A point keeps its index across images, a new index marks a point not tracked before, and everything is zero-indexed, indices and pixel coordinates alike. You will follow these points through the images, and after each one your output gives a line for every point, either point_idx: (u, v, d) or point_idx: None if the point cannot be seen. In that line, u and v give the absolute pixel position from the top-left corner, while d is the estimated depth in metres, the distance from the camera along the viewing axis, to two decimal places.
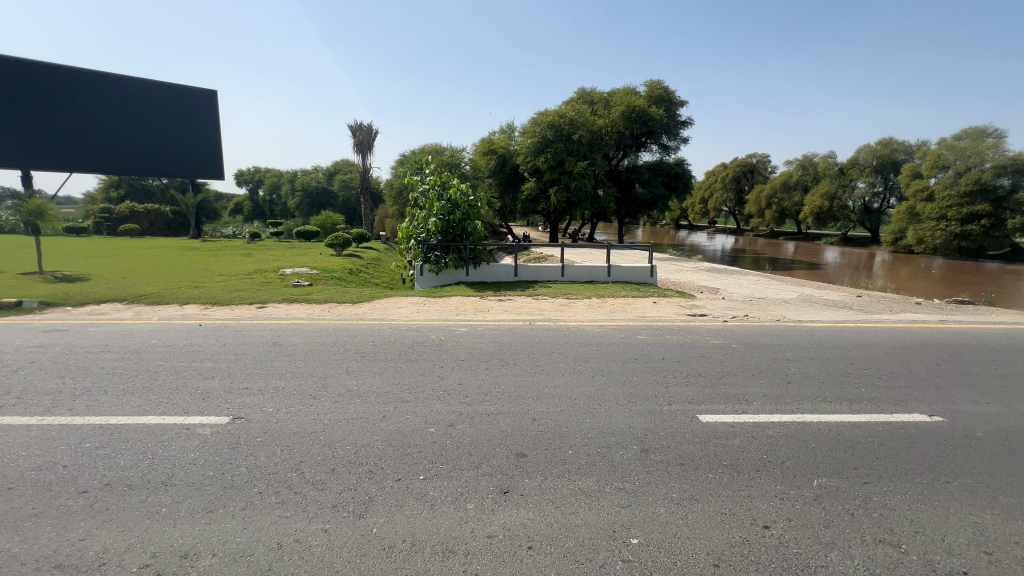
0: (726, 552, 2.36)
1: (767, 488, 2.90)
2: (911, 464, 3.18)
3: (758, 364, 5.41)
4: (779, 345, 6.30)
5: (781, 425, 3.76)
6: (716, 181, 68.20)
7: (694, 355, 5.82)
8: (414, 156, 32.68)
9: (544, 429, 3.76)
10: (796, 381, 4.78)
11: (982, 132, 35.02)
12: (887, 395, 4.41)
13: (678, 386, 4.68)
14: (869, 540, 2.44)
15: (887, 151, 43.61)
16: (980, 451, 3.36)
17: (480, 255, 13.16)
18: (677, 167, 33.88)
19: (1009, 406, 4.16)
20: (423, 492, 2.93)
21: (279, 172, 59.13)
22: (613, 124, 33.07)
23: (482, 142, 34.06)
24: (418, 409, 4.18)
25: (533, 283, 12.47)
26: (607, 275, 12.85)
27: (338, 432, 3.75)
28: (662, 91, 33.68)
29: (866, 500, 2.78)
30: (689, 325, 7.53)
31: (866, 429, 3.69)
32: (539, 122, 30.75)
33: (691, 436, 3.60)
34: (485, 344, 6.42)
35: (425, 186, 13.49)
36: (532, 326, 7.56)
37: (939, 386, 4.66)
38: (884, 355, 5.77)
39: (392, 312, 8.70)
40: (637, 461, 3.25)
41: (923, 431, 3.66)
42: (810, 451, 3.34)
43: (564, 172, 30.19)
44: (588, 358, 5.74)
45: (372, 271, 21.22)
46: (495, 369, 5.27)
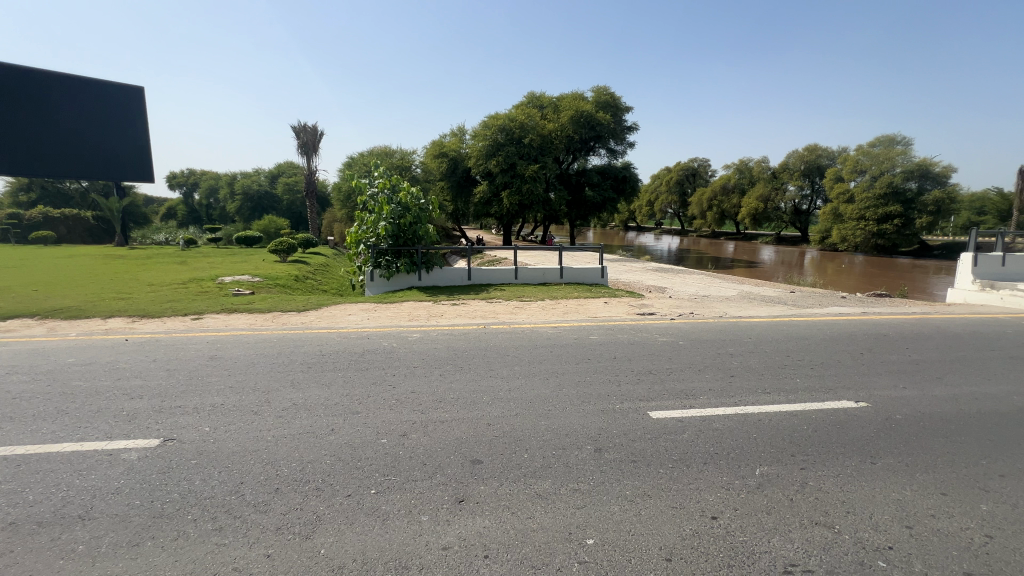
0: (678, 546, 2.43)
1: (713, 480, 3.00)
2: (842, 448, 3.40)
3: (703, 359, 5.65)
4: (722, 340, 6.59)
5: (725, 417, 3.93)
6: (661, 184, 70.99)
7: (643, 353, 5.98)
8: (363, 158, 31.81)
9: (499, 434, 3.73)
10: (738, 375, 5.04)
11: (892, 140, 38.46)
12: (818, 384, 4.72)
13: (629, 384, 4.80)
14: (807, 523, 2.58)
15: (812, 156, 46.89)
16: (898, 432, 3.66)
17: (431, 259, 12.96)
18: (625, 170, 34.95)
19: (922, 390, 4.56)
20: (375, 506, 2.82)
21: (216, 174, 55.93)
22: (562, 128, 33.64)
23: (432, 145, 33.75)
24: (369, 419, 4.04)
25: (486, 286, 12.44)
26: (560, 276, 13.05)
27: (282, 448, 3.55)
28: (609, 97, 34.76)
29: (803, 485, 2.95)
30: (638, 325, 7.73)
31: (800, 417, 3.93)
32: (490, 125, 30.90)
33: (643, 432, 3.69)
34: (439, 349, 6.32)
35: (374, 190, 13.17)
36: (486, 330, 7.52)
37: (864, 373, 5.04)
38: (813, 346, 6.20)
39: (341, 320, 8.37)
40: (591, 460, 3.30)
41: (850, 417, 3.94)
42: (753, 442, 3.50)
43: (516, 176, 30.45)
44: (542, 360, 5.78)
45: (319, 278, 20.38)
46: (450, 375, 5.19)
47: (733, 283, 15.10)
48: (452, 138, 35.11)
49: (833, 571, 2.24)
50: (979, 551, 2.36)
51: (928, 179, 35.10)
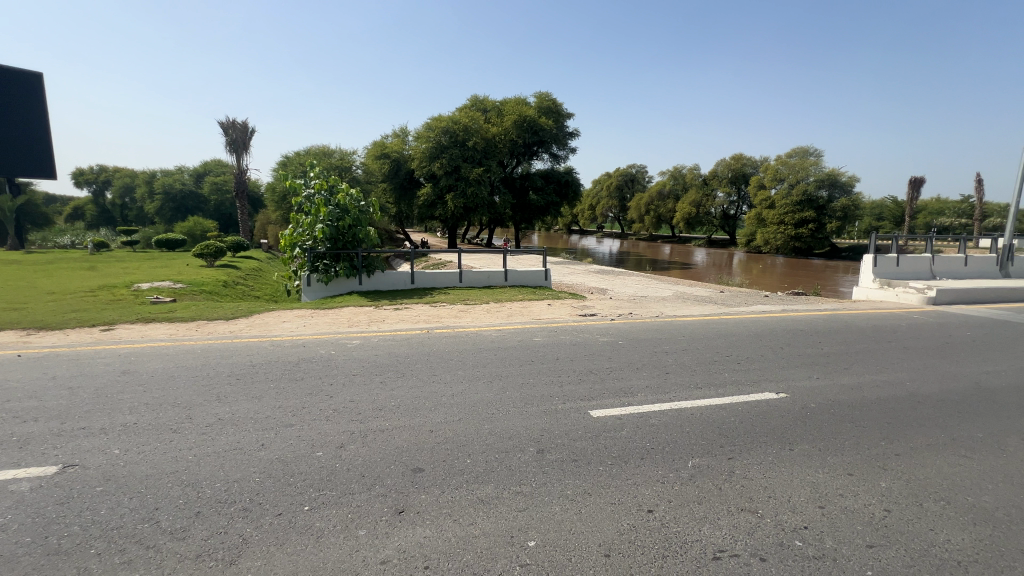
0: (616, 541, 2.49)
1: (650, 475, 3.12)
2: (765, 437, 3.65)
3: (641, 358, 5.87)
4: (659, 339, 6.88)
5: (661, 413, 4.10)
6: (602, 189, 73.37)
7: (585, 354, 6.12)
8: (299, 157, 30.34)
9: (442, 440, 3.67)
10: (672, 371, 5.29)
11: (806, 151, 41.88)
12: (745, 378, 5.04)
13: (571, 384, 4.89)
14: (734, 510, 2.74)
15: (738, 165, 50.04)
16: (813, 419, 3.98)
17: (373, 263, 12.58)
18: (567, 175, 35.73)
19: (832, 379, 5.00)
20: (307, 524, 2.67)
21: (132, 171, 51.16)
22: (506, 132, 33.89)
23: (374, 146, 32.89)
24: (304, 432, 3.84)
25: (429, 290, 12.25)
26: (504, 279, 13.10)
27: (205, 468, 3.29)
28: (551, 103, 35.54)
29: (731, 474, 3.13)
30: (580, 325, 7.92)
31: (727, 409, 4.18)
32: (433, 127, 30.56)
33: (584, 432, 3.77)
34: (380, 356, 6.11)
35: (310, 191, 12.55)
36: (430, 334, 7.40)
37: (784, 366, 5.45)
38: (739, 342, 6.63)
39: (274, 328, 7.91)
40: (533, 462, 3.32)
41: (771, 407, 4.24)
42: (686, 435, 3.67)
43: (460, 179, 30.29)
44: (486, 363, 5.77)
45: (251, 283, 19.19)
46: (391, 382, 5.04)
47: (669, 284, 15.85)
48: (395, 139, 34.47)
49: (757, 553, 2.39)
50: (879, 525, 2.60)
51: (837, 188, 38.61)
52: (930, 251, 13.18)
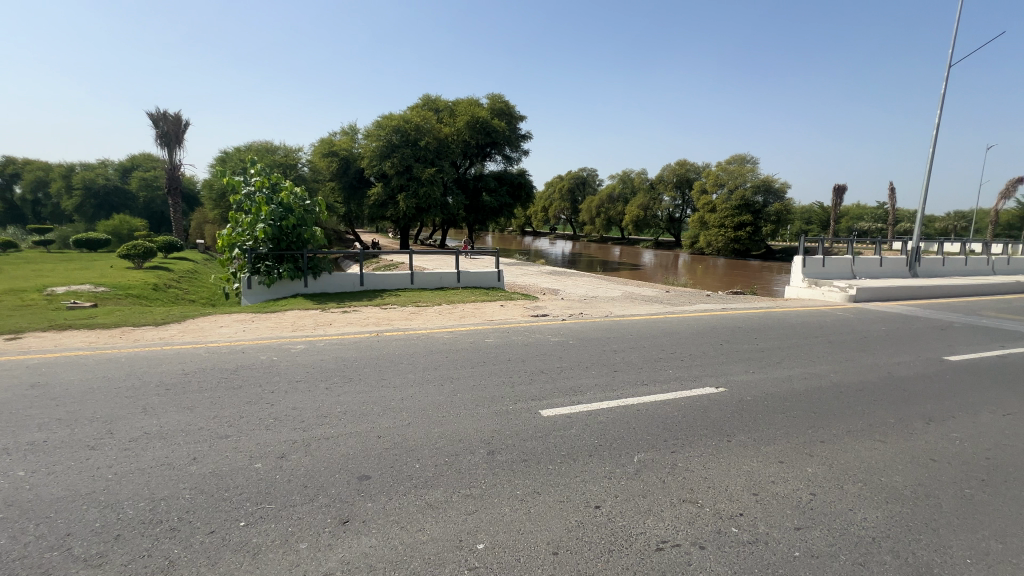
0: (564, 539, 2.52)
1: (598, 471, 3.18)
2: (705, 430, 3.82)
3: (590, 357, 6.00)
4: (608, 338, 7.06)
5: (609, 410, 4.20)
6: (554, 191, 74.53)
7: (536, 354, 6.18)
8: (239, 153, 28.71)
9: (391, 446, 3.58)
10: (620, 369, 5.44)
11: (743, 159, 44.42)
12: (687, 374, 5.27)
13: (523, 384, 4.92)
14: (677, 502, 2.84)
15: (682, 170, 52.31)
16: (748, 411, 4.22)
17: (319, 264, 12.05)
18: (520, 177, 36.01)
19: (765, 373, 5.32)
20: (243, 540, 2.52)
21: (45, 165, 46.54)
22: (458, 133, 33.70)
23: (321, 143, 31.76)
24: (241, 443, 3.62)
25: (379, 292, 11.95)
26: (456, 280, 13.00)
27: (127, 486, 3.04)
28: (503, 104, 35.72)
29: (674, 467, 3.25)
30: (532, 326, 7.98)
31: (670, 405, 4.34)
32: (384, 125, 29.88)
33: (534, 431, 3.80)
34: (326, 361, 5.90)
35: (250, 188, 11.88)
36: (379, 337, 7.21)
37: (723, 361, 5.75)
38: (682, 339, 6.92)
39: (210, 334, 7.44)
40: (483, 464, 3.30)
41: (710, 401, 4.44)
42: (632, 431, 3.78)
43: (412, 179, 29.76)
44: (438, 365, 5.69)
45: (185, 286, 17.95)
46: (337, 388, 4.87)
47: (618, 284, 16.33)
48: (343, 138, 33.44)
49: (696, 542, 2.49)
50: (807, 507, 2.79)
51: (771, 194, 41.02)
52: (851, 253, 14.35)
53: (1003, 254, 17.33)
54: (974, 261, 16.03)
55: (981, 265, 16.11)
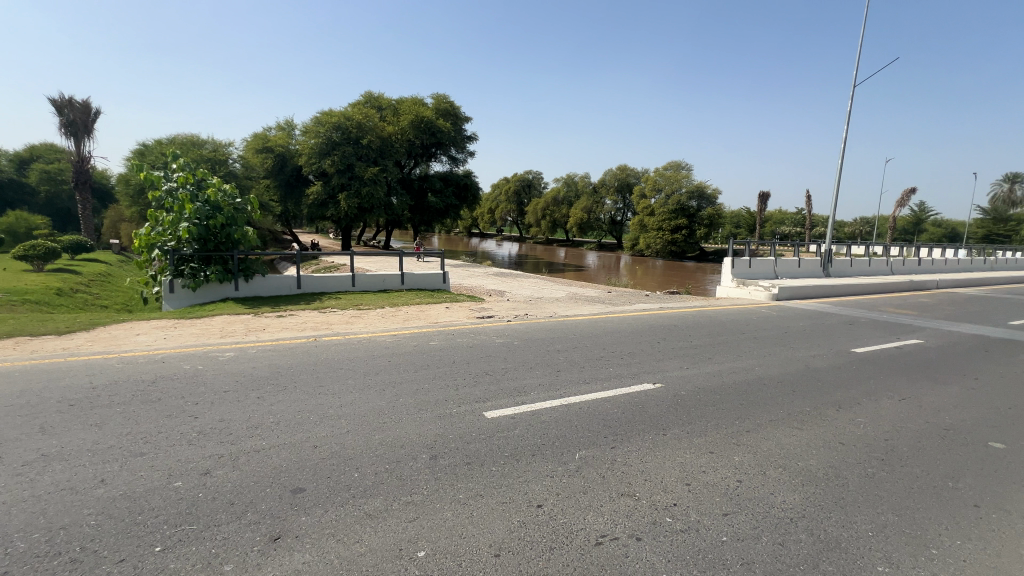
0: (506, 541, 2.51)
1: (540, 471, 3.21)
2: (643, 425, 3.97)
3: (534, 357, 6.06)
4: (552, 338, 7.17)
5: (552, 410, 4.26)
6: (500, 193, 74.93)
7: (481, 356, 6.15)
8: (160, 146, 26.50)
9: (327, 456, 3.43)
10: (563, 369, 5.54)
11: (679, 166, 46.80)
12: (627, 371, 5.45)
13: (467, 387, 4.88)
14: (616, 496, 2.92)
15: (623, 175, 54.30)
16: (682, 406, 4.42)
17: (250, 266, 11.32)
18: (466, 178, 35.88)
19: (698, 368, 5.62)
20: (158, 568, 2.31)
21: None
22: (402, 132, 33.05)
23: (254, 138, 30.04)
24: (158, 461, 3.32)
25: (318, 295, 11.44)
26: (400, 282, 12.71)
27: (19, 517, 2.69)
28: (449, 105, 35.47)
29: (613, 462, 3.34)
30: (477, 328, 7.95)
31: (610, 402, 4.47)
32: (323, 122, 28.71)
33: (477, 434, 3.78)
34: (258, 368, 5.56)
35: (172, 184, 10.98)
36: (317, 342, 6.91)
37: (660, 358, 6.01)
38: (622, 338, 7.16)
39: (125, 342, 6.79)
40: (426, 469, 3.24)
41: (648, 397, 4.62)
42: (575, 429, 3.85)
43: (354, 177, 28.74)
44: (379, 370, 5.53)
45: (96, 291, 16.30)
46: (270, 397, 4.60)
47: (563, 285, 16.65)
48: (278, 133, 31.84)
49: (634, 534, 2.57)
50: (733, 494, 2.96)
51: (704, 199, 43.65)
52: (773, 255, 15.49)
53: (899, 256, 19.43)
54: (876, 262, 17.83)
55: (882, 265, 17.93)
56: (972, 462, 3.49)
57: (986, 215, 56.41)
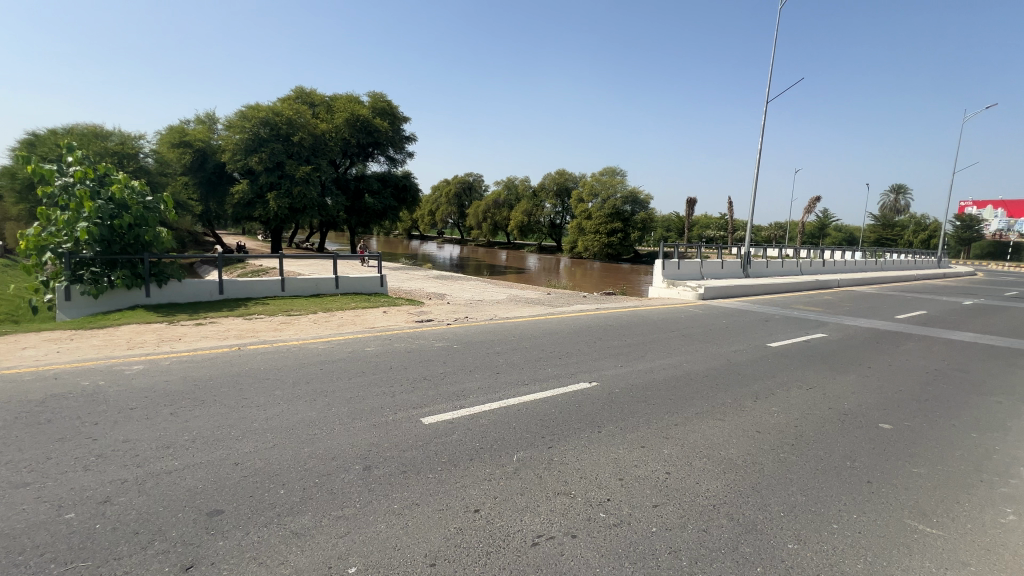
0: (442, 549, 2.47)
1: (478, 474, 3.19)
2: (579, 423, 4.06)
3: (474, 360, 6.03)
4: (492, 341, 7.18)
5: (490, 413, 4.25)
6: (441, 196, 74.26)
7: (420, 360, 6.03)
8: (55, 136, 23.66)
9: (251, 473, 3.20)
10: (503, 371, 5.55)
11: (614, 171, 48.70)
12: (564, 372, 5.57)
13: (404, 393, 4.76)
14: (552, 495, 2.96)
15: (561, 179, 55.67)
16: (616, 403, 4.58)
17: (164, 271, 10.29)
18: (405, 179, 35.13)
19: (632, 366, 5.84)
20: None
21: None
22: (337, 130, 31.83)
23: (169, 132, 27.66)
24: (46, 492, 2.94)
25: (243, 301, 10.70)
26: (335, 286, 12.19)
27: None
28: (386, 104, 34.61)
29: (549, 462, 3.39)
30: (416, 332, 7.79)
31: (548, 403, 4.53)
32: (249, 116, 26.97)
33: (414, 441, 3.69)
34: (172, 382, 5.09)
35: (67, 179, 9.77)
36: (241, 351, 6.45)
37: (596, 358, 6.18)
38: (561, 339, 7.30)
39: (7, 357, 5.97)
40: (359, 481, 3.11)
41: (584, 396, 4.75)
42: (513, 431, 3.87)
43: (284, 176, 27.19)
44: (310, 379, 5.25)
45: None
46: (186, 412, 4.23)
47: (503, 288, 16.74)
48: (198, 127, 29.55)
49: (569, 532, 2.62)
50: (662, 486, 3.10)
51: (636, 204, 45.82)
52: (700, 257, 16.50)
53: (807, 258, 21.39)
54: (788, 264, 19.51)
55: (792, 266, 19.64)
56: (866, 442, 3.89)
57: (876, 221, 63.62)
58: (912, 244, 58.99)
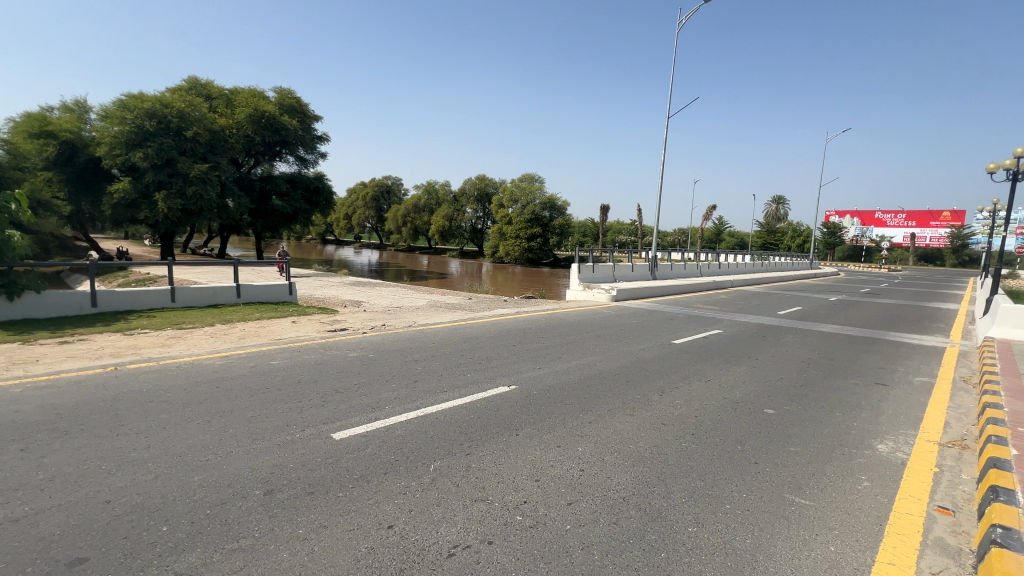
0: (351, 572, 2.33)
1: (392, 489, 3.07)
2: (497, 428, 4.07)
3: (391, 369, 5.82)
4: (410, 348, 6.99)
5: (407, 423, 4.11)
6: (358, 199, 71.40)
7: (333, 372, 5.70)
8: None
9: (126, 510, 2.80)
10: (421, 379, 5.41)
11: (533, 179, 50.00)
12: (483, 377, 5.56)
13: (314, 408, 4.46)
14: (470, 503, 2.93)
15: (482, 185, 56.02)
16: (533, 405, 4.65)
17: (17, 282, 8.70)
18: (317, 180, 33.31)
19: (549, 368, 5.97)
20: None
21: None
22: (239, 126, 29.39)
23: (27, 120, 23.66)
24: None
25: (124, 314, 9.43)
26: (236, 295, 11.18)
27: None
28: (294, 101, 32.64)
29: (467, 469, 3.35)
30: (328, 342, 7.37)
31: (467, 409, 4.49)
32: (132, 106, 23.88)
33: (323, 458, 3.46)
34: (26, 411, 4.34)
35: None
36: (119, 371, 5.67)
37: (516, 361, 6.25)
38: (481, 344, 7.30)
39: None
40: (259, 507, 2.85)
41: (503, 400, 4.77)
42: (430, 440, 3.78)
43: (176, 174, 24.43)
44: (205, 399, 4.74)
45: None
46: (42, 447, 3.61)
47: (423, 293, 16.42)
48: (65, 116, 25.63)
49: (485, 538, 2.60)
50: (577, 483, 3.19)
51: (555, 210, 47.39)
52: (613, 261, 17.41)
53: (706, 261, 23.45)
54: (690, 267, 21.23)
55: (693, 269, 21.38)
56: (754, 427, 4.31)
57: (762, 229, 71.47)
58: (791, 249, 67.05)
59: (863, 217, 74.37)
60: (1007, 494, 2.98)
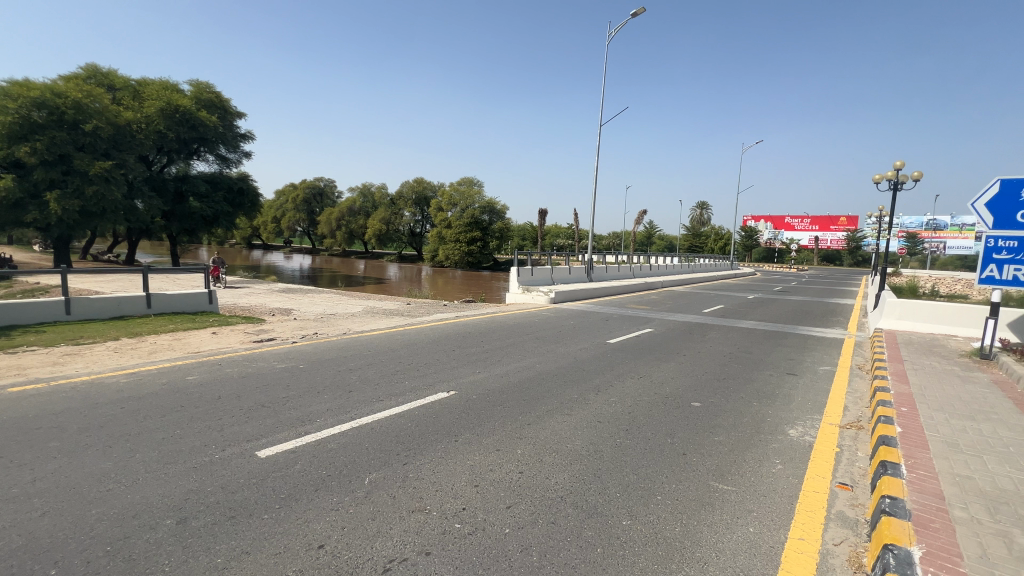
0: None
1: (324, 505, 2.92)
2: (436, 435, 4.00)
3: (324, 379, 5.55)
4: (345, 357, 6.70)
5: (339, 436, 3.92)
6: (287, 201, 67.66)
7: (259, 385, 5.35)
8: None
9: (4, 556, 2.44)
10: (356, 389, 5.19)
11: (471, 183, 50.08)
12: (422, 383, 5.44)
13: (236, 425, 4.14)
14: (407, 514, 2.85)
15: (420, 188, 55.19)
16: (473, 410, 4.62)
17: None
18: (241, 181, 31.21)
19: (490, 372, 5.95)
20: None
21: None
22: (149, 120, 26.80)
23: None
24: None
25: (6, 330, 8.26)
26: (145, 306, 10.17)
27: None
28: (214, 96, 30.37)
29: (404, 479, 3.26)
30: (253, 353, 6.90)
31: (403, 417, 4.37)
32: (14, 95, 20.98)
33: (246, 479, 3.22)
34: None
35: None
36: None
37: (455, 367, 6.18)
38: (420, 349, 7.15)
39: None
40: (171, 537, 2.61)
41: (442, 406, 4.69)
42: (365, 452, 3.64)
43: (72, 173, 21.83)
44: (107, 421, 4.26)
45: None
46: None
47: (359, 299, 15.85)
48: None
49: (423, 549, 2.54)
50: (516, 486, 3.20)
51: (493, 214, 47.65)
52: (551, 264, 17.74)
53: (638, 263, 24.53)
54: (624, 269, 22.10)
55: (626, 270, 22.29)
56: (682, 420, 4.54)
57: (689, 232, 75.96)
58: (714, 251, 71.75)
59: (775, 221, 81.16)
60: (894, 467, 3.35)
